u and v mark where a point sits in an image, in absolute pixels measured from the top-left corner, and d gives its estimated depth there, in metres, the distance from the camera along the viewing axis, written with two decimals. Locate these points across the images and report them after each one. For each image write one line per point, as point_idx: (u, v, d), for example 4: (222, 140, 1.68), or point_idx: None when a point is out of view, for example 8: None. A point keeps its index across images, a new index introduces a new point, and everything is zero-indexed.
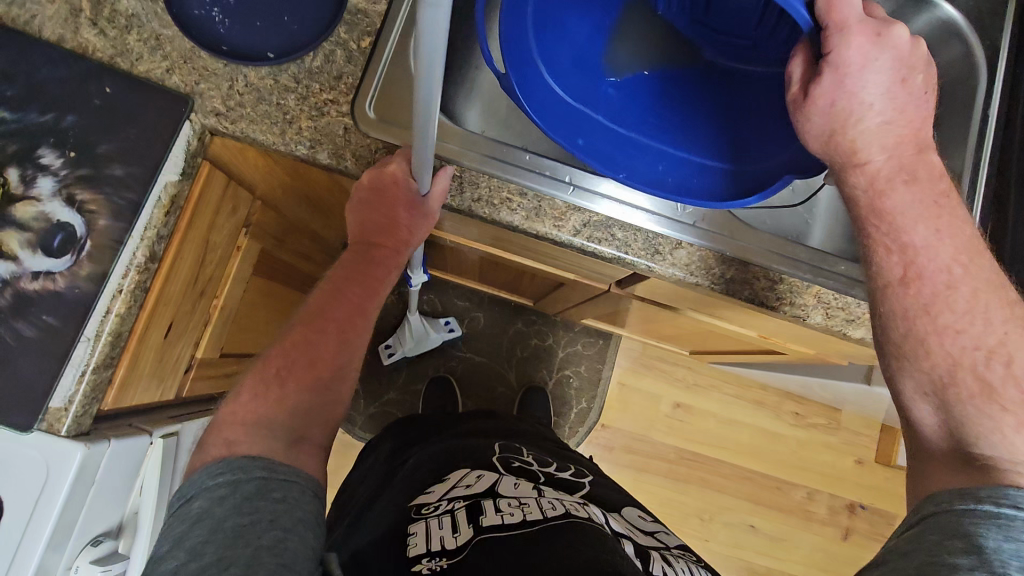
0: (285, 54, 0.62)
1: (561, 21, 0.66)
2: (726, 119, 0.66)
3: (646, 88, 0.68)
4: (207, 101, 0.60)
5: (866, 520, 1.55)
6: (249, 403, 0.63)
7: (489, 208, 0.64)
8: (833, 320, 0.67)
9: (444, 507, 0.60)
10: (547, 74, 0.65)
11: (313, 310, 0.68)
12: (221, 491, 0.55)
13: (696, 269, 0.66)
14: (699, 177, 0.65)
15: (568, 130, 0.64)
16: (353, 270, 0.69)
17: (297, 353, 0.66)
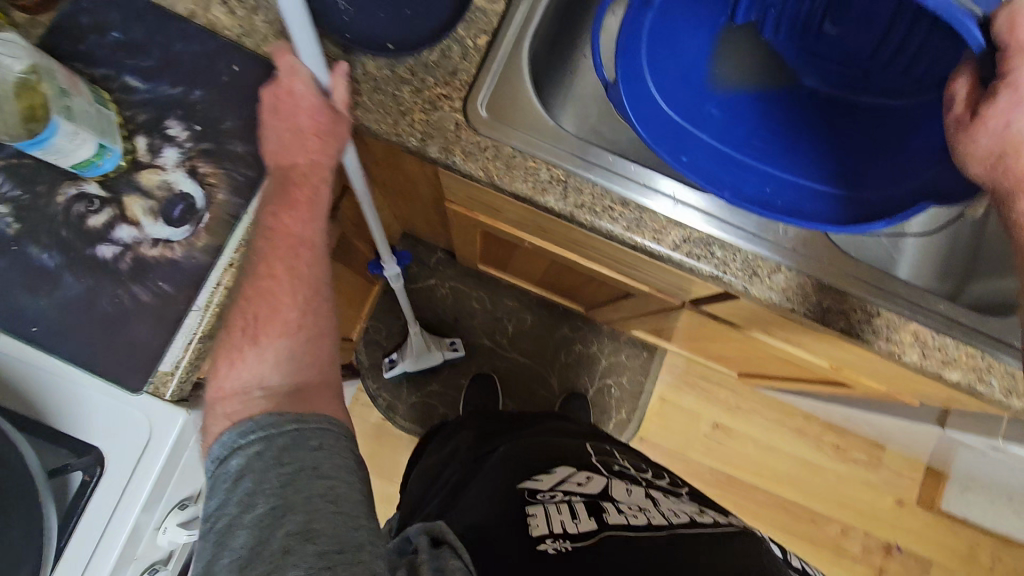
0: (405, 46, 0.64)
1: (676, 36, 0.64)
2: (836, 148, 0.64)
3: (751, 109, 0.67)
4: None
5: (901, 563, 1.51)
6: (227, 372, 0.54)
7: (591, 215, 0.64)
8: (929, 360, 0.65)
9: (560, 497, 0.63)
10: (656, 90, 0.63)
11: (253, 259, 0.57)
12: (252, 447, 0.51)
13: (793, 295, 0.65)
14: (809, 203, 0.62)
15: (673, 145, 0.62)
16: (284, 196, 0.58)
17: (253, 306, 0.56)
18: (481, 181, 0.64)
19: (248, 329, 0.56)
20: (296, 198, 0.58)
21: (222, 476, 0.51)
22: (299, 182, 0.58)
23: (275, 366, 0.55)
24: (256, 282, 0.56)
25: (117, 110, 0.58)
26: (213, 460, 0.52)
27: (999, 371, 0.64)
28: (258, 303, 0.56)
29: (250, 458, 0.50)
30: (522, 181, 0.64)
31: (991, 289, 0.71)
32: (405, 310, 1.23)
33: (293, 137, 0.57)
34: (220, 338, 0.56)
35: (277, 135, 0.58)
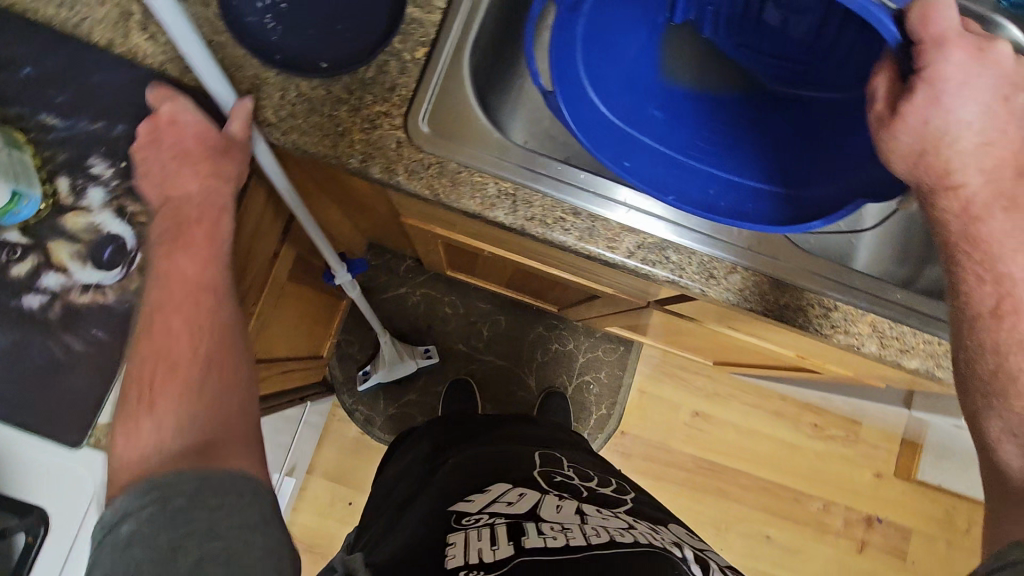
0: (340, 64, 0.61)
1: (613, 41, 0.63)
2: (779, 144, 0.64)
3: (695, 108, 0.66)
4: (259, 111, 0.60)
5: (882, 533, 1.55)
6: (127, 440, 0.51)
7: (543, 227, 0.63)
8: (887, 349, 0.65)
9: (484, 521, 0.64)
10: (596, 96, 0.62)
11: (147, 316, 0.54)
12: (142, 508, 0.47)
13: (750, 295, 0.64)
14: (752, 203, 0.61)
15: (614, 152, 0.61)
16: (177, 237, 0.55)
17: (149, 362, 0.53)
18: (428, 200, 0.63)
19: (144, 387, 0.53)
20: (189, 241, 0.55)
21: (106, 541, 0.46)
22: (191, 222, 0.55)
23: (176, 428, 0.52)
24: (150, 337, 0.54)
25: (35, 151, 0.56)
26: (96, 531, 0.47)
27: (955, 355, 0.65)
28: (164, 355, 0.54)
29: (141, 523, 0.46)
30: (470, 198, 0.62)
31: None
32: (372, 319, 1.20)
33: (180, 166, 0.55)
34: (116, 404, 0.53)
35: (162, 163, 0.55)
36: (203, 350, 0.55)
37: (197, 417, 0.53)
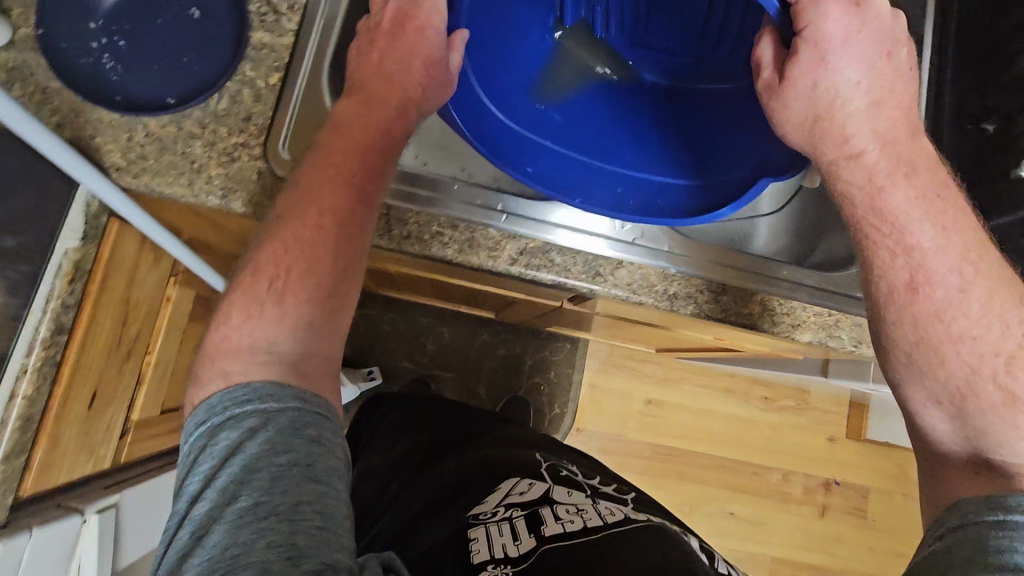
0: (187, 98, 0.59)
1: (506, 43, 0.63)
2: (674, 140, 0.63)
3: (592, 111, 0.65)
4: (105, 156, 0.57)
5: (841, 496, 1.58)
6: (246, 326, 0.53)
7: (419, 244, 0.62)
8: (779, 325, 0.66)
9: (501, 515, 0.68)
10: (489, 101, 0.60)
11: (297, 204, 0.55)
12: (250, 430, 0.49)
13: (639, 288, 0.64)
14: (661, 197, 0.59)
15: (514, 156, 0.58)
16: (336, 142, 0.56)
17: (285, 263, 0.54)
18: None
19: (274, 287, 0.54)
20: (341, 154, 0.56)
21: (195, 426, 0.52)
22: (350, 131, 0.57)
23: (289, 333, 0.53)
24: (285, 237, 0.55)
25: None
26: (201, 428, 0.51)
27: (847, 324, 0.66)
28: (287, 248, 0.54)
29: (241, 438, 0.49)
30: None
31: (837, 247, 0.71)
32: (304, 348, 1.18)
33: (396, 66, 0.57)
34: (243, 286, 0.55)
35: (402, 55, 0.57)
36: (337, 262, 0.55)
37: (318, 309, 0.54)
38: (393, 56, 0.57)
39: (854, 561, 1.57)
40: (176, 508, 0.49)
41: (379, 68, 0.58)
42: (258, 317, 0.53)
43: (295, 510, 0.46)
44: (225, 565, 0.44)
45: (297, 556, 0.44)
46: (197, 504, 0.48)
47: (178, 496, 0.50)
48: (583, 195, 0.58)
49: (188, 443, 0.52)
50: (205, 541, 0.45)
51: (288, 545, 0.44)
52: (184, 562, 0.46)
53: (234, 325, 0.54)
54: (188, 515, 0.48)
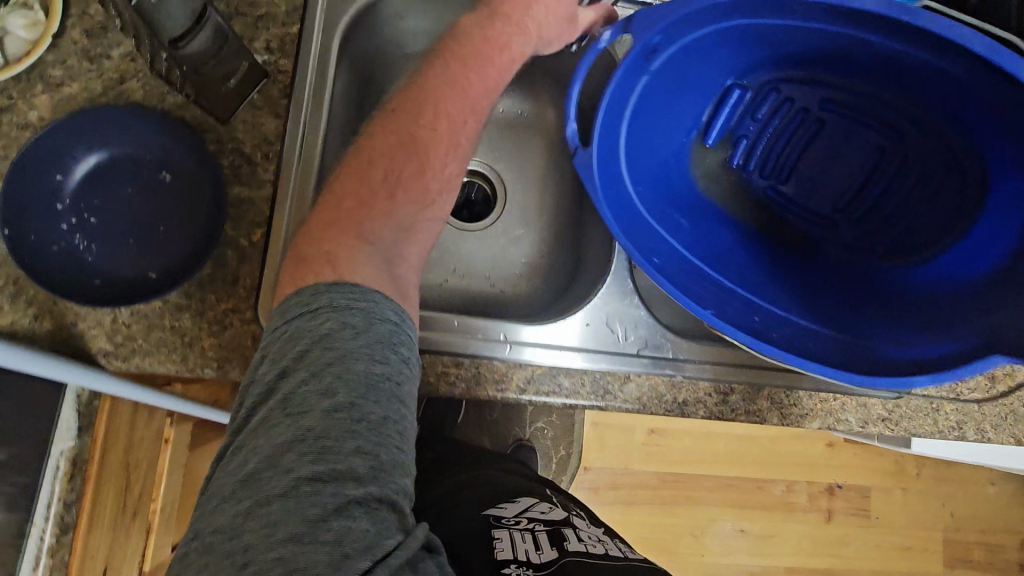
0: (170, 271, 0.56)
1: (664, 113, 0.62)
2: (822, 299, 0.61)
3: (716, 235, 0.64)
4: (92, 342, 0.55)
5: (844, 498, 1.62)
6: (346, 205, 0.52)
7: (427, 386, 0.61)
8: (788, 417, 0.67)
9: (524, 526, 0.69)
10: (629, 183, 0.59)
11: (421, 100, 0.55)
12: (351, 327, 0.46)
13: (649, 400, 0.64)
14: (807, 342, 0.57)
15: (643, 246, 0.56)
16: (461, 47, 0.56)
17: (399, 158, 0.53)
18: None
19: (386, 178, 0.53)
20: (475, 56, 0.57)
21: (282, 310, 0.48)
22: (490, 38, 0.57)
23: (392, 228, 0.52)
24: (408, 129, 0.54)
25: None
26: (302, 308, 0.47)
27: (852, 407, 0.68)
28: (402, 142, 0.53)
29: (338, 328, 0.45)
30: None
31: None
32: None
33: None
34: (347, 168, 0.53)
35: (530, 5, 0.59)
36: (447, 172, 0.55)
37: (418, 206, 0.54)
38: None
39: (860, 558, 1.63)
40: (256, 387, 0.45)
41: (459, 79, 0.56)
42: (347, 220, 0.51)
43: (383, 424, 0.44)
44: (313, 452, 0.41)
45: (378, 470, 0.42)
46: (287, 382, 0.44)
47: (266, 363, 0.46)
48: (716, 311, 0.55)
49: (277, 322, 0.48)
50: (298, 419, 0.42)
51: (373, 455, 0.42)
52: (267, 436, 0.43)
53: (333, 201, 0.52)
54: (277, 390, 0.44)
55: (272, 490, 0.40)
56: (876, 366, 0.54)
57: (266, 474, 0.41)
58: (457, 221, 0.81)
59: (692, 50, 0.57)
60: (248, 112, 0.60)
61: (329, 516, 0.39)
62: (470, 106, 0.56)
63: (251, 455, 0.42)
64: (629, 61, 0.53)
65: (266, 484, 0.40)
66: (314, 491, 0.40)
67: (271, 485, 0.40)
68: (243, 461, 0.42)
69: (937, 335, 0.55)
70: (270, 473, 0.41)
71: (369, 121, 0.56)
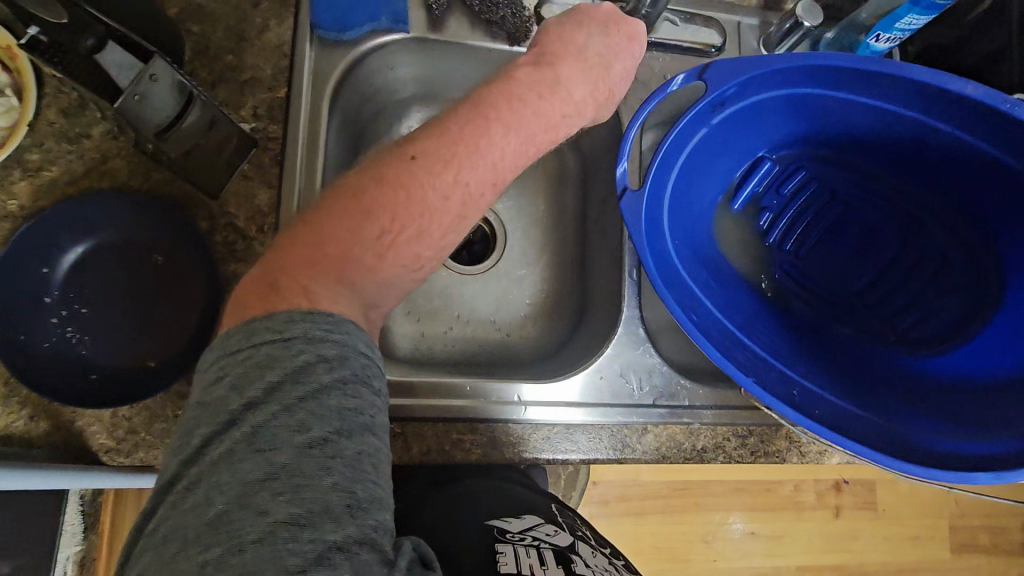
0: (170, 359, 0.54)
1: (706, 170, 0.63)
2: (851, 376, 0.61)
3: (743, 300, 0.63)
4: (92, 440, 0.52)
5: (852, 493, 1.61)
6: (335, 238, 0.44)
7: (442, 454, 0.59)
8: (808, 455, 0.66)
9: (530, 540, 0.55)
10: (668, 233, 0.58)
11: (448, 159, 0.49)
12: (326, 358, 0.39)
13: (669, 450, 0.63)
14: (847, 424, 0.55)
15: (682, 301, 0.54)
16: (498, 109, 0.52)
17: (404, 219, 0.47)
18: None
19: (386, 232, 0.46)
20: (512, 122, 0.52)
21: (244, 327, 0.40)
22: (536, 108, 0.53)
23: (376, 284, 0.46)
24: (422, 189, 0.47)
25: None
26: (269, 332, 0.39)
27: None
28: (411, 205, 0.47)
29: (311, 363, 0.38)
30: None
31: None
32: None
33: (598, 70, 0.57)
34: (346, 202, 0.46)
35: (589, 81, 0.57)
36: (446, 240, 0.50)
37: (405, 267, 0.48)
38: (599, 59, 0.58)
39: (870, 550, 1.64)
40: (212, 413, 0.37)
41: (486, 144, 0.50)
42: (333, 261, 0.44)
43: (361, 461, 0.37)
44: (289, 492, 0.34)
45: (357, 509, 0.35)
46: (252, 413, 0.36)
47: (221, 386, 0.38)
48: (756, 380, 0.54)
49: (235, 341, 0.39)
50: (268, 458, 0.35)
51: (353, 493, 0.36)
52: (232, 473, 0.35)
53: (325, 233, 0.44)
54: (240, 420, 0.36)
55: (245, 536, 0.33)
56: (914, 456, 0.54)
57: (235, 517, 0.33)
58: (458, 265, 0.79)
59: (753, 112, 0.61)
60: (238, 182, 0.57)
61: (311, 567, 0.32)
62: (492, 177, 0.51)
63: (214, 493, 0.34)
64: (695, 110, 0.56)
65: (237, 529, 0.33)
66: (293, 537, 0.33)
67: (244, 530, 0.33)
68: (204, 503, 0.34)
69: (967, 428, 0.55)
70: (240, 516, 0.33)
71: (383, 154, 0.49)
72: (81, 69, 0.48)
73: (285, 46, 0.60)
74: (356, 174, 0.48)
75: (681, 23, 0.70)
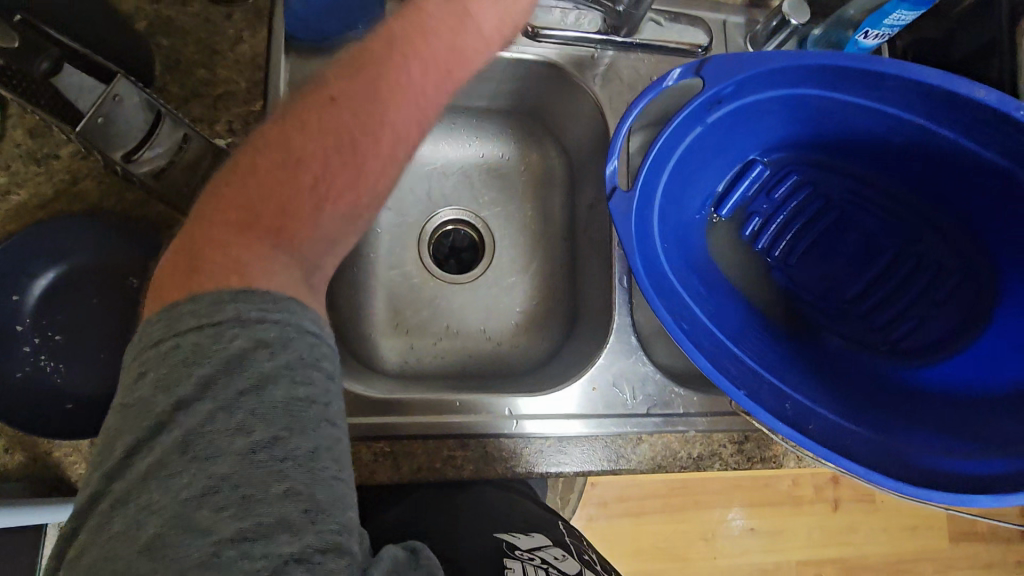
0: None
1: (695, 174, 0.62)
2: (848, 389, 0.60)
3: (736, 313, 0.62)
4: (69, 471, 0.50)
5: (849, 486, 1.61)
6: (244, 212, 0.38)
7: (433, 472, 0.58)
8: (805, 460, 0.65)
9: (536, 559, 0.54)
10: (659, 240, 0.57)
11: (362, 98, 0.40)
12: (267, 344, 0.34)
13: (664, 459, 0.62)
14: (841, 439, 0.55)
15: (672, 309, 0.53)
16: (409, 34, 0.42)
17: (329, 172, 0.40)
18: None
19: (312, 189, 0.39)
20: (432, 49, 0.42)
21: (166, 315, 0.34)
22: (457, 37, 0.44)
23: (308, 254, 0.39)
24: (339, 137, 0.40)
25: None
26: (199, 319, 0.34)
27: None
28: (331, 155, 0.39)
29: (251, 348, 0.34)
30: None
31: None
32: None
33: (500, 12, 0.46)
34: (256, 163, 0.39)
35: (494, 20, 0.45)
36: (382, 185, 0.42)
37: (341, 221, 0.41)
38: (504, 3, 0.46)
39: (870, 543, 1.63)
40: (137, 418, 0.32)
41: (405, 79, 0.41)
42: (253, 236, 0.38)
43: (317, 458, 0.33)
44: (234, 506, 0.31)
45: (317, 513, 0.32)
46: (183, 414, 0.32)
47: (147, 384, 0.33)
48: (748, 393, 0.52)
49: (156, 331, 0.34)
50: (208, 466, 0.31)
51: (309, 497, 0.32)
52: (165, 489, 0.31)
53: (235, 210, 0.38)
54: (169, 424, 0.32)
55: (189, 559, 0.29)
56: (913, 475, 0.52)
57: (178, 535, 0.30)
58: (445, 274, 0.78)
59: (748, 113, 0.60)
60: None
61: None
62: (422, 113, 0.43)
63: None
64: (688, 109, 0.55)
65: (179, 550, 0.30)
66: (244, 555, 0.30)
67: (186, 554, 0.30)
68: (135, 527, 0.30)
69: (959, 445, 0.54)
70: (181, 536, 0.30)
71: (292, 100, 0.41)
72: (40, 95, 0.48)
73: (259, 58, 0.59)
74: (258, 133, 0.40)
75: (667, 23, 0.69)
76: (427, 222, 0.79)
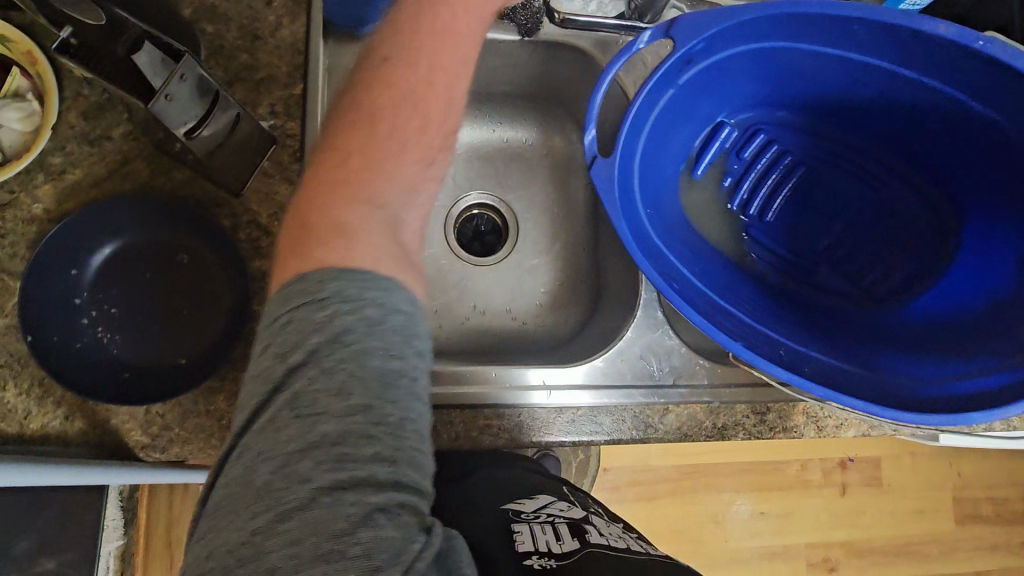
0: (199, 356, 0.54)
1: (671, 135, 0.65)
2: (832, 335, 0.62)
3: (716, 266, 0.65)
4: (127, 437, 0.53)
5: (857, 471, 1.63)
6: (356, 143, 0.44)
7: (470, 440, 0.60)
8: (825, 430, 0.67)
9: (545, 517, 0.57)
10: (642, 206, 0.59)
11: (427, 26, 0.48)
12: (369, 318, 0.38)
13: (690, 429, 0.64)
14: (835, 376, 0.56)
15: (661, 269, 0.56)
16: None
17: (417, 87, 0.47)
18: None
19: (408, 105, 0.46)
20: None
21: (283, 289, 0.39)
22: None
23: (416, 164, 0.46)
24: (417, 55, 0.48)
25: None
26: (306, 293, 0.38)
27: None
28: (415, 70, 0.47)
29: (353, 322, 0.37)
30: None
31: None
32: None
33: None
34: (354, 96, 0.46)
35: None
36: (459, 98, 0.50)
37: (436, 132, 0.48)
38: None
39: (876, 527, 1.65)
40: (254, 385, 0.37)
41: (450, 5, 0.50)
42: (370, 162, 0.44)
43: (404, 426, 0.37)
44: (330, 461, 0.34)
45: (399, 480, 0.36)
46: (294, 378, 0.36)
47: (266, 354, 0.38)
48: (744, 343, 0.54)
49: (275, 307, 0.39)
50: (312, 429, 0.35)
51: (395, 463, 0.36)
52: (274, 442, 0.35)
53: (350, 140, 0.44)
54: (283, 386, 0.36)
55: (288, 507, 0.33)
56: (912, 404, 0.54)
57: (280, 484, 0.34)
58: (469, 256, 0.80)
59: (719, 71, 0.62)
60: (259, 180, 0.58)
61: (354, 530, 0.33)
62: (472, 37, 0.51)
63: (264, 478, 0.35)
64: (659, 72, 0.57)
65: (282, 498, 0.33)
66: (336, 502, 0.34)
67: (289, 500, 0.33)
68: (249, 471, 0.34)
69: (957, 367, 0.55)
70: (285, 485, 0.34)
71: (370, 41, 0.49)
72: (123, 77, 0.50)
73: (299, 44, 0.61)
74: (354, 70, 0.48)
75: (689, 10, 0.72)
76: (452, 207, 0.81)
